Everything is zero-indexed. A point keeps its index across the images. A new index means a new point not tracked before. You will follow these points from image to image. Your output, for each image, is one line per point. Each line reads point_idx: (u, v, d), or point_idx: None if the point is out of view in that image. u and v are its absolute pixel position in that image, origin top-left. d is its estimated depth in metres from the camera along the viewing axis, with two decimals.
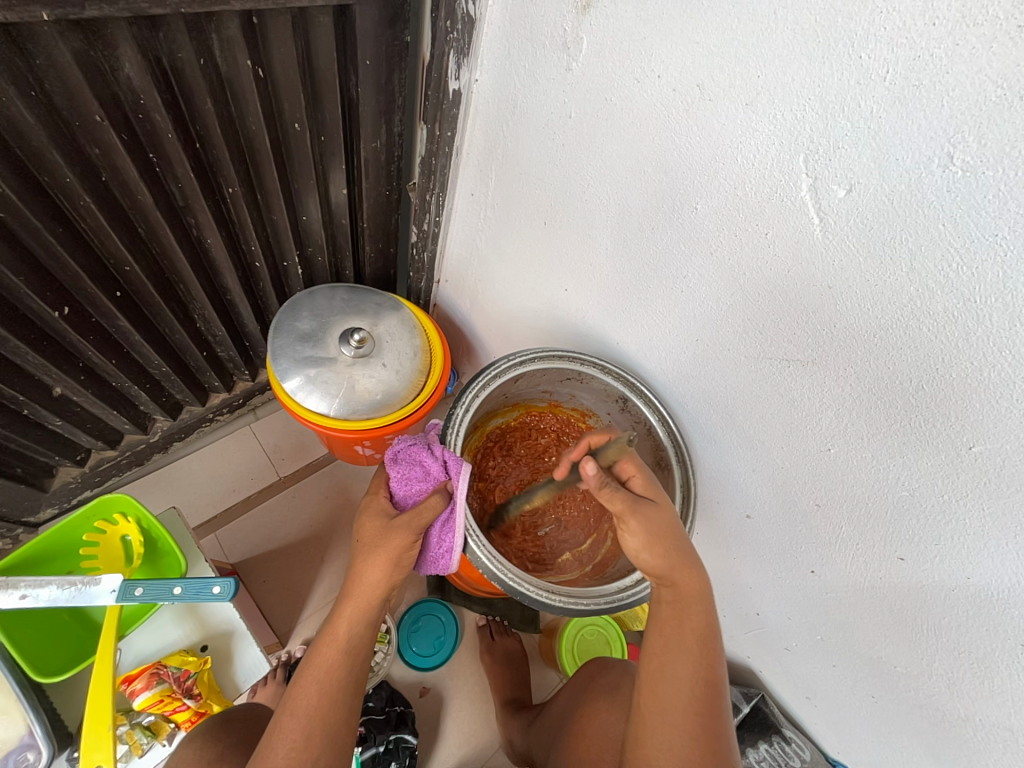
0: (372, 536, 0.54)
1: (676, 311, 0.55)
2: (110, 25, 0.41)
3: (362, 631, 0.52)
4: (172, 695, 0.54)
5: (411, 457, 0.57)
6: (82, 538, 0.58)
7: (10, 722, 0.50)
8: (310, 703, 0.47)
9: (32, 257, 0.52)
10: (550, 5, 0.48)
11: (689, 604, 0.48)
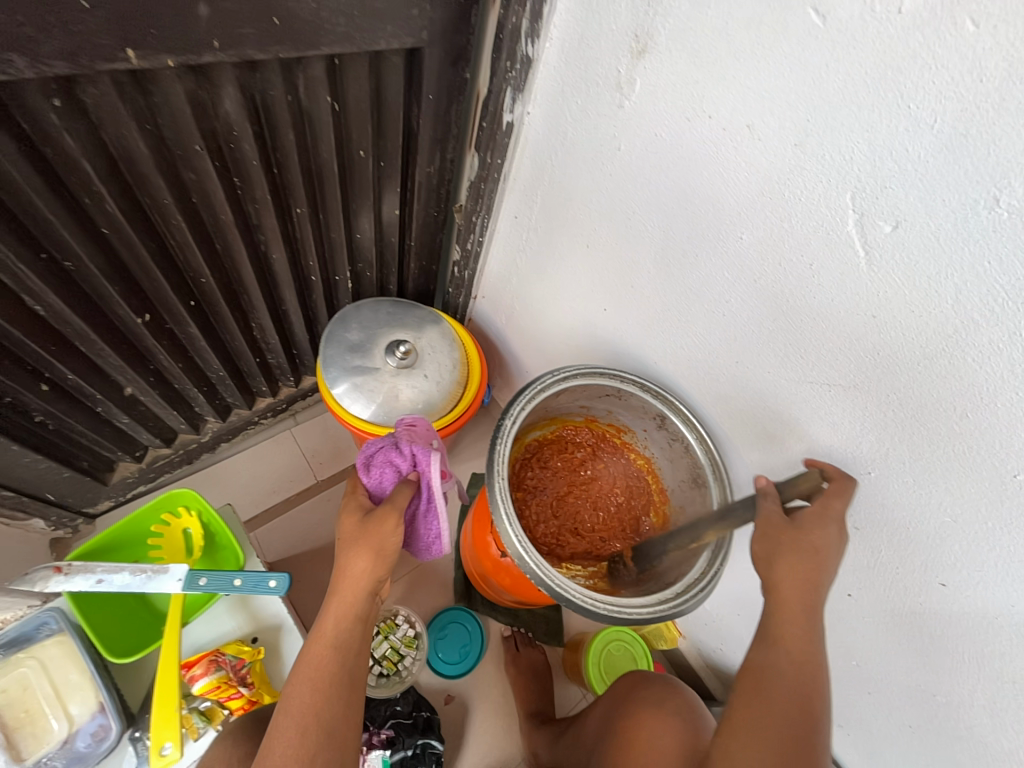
0: (351, 533, 0.58)
1: (716, 333, 0.58)
2: (218, 68, 0.46)
3: (351, 627, 0.55)
4: (228, 682, 0.57)
5: (380, 458, 0.64)
6: (149, 529, 0.63)
7: (83, 699, 0.55)
8: (305, 699, 0.50)
9: (125, 269, 0.57)
10: (606, 49, 0.52)
11: (790, 626, 0.47)
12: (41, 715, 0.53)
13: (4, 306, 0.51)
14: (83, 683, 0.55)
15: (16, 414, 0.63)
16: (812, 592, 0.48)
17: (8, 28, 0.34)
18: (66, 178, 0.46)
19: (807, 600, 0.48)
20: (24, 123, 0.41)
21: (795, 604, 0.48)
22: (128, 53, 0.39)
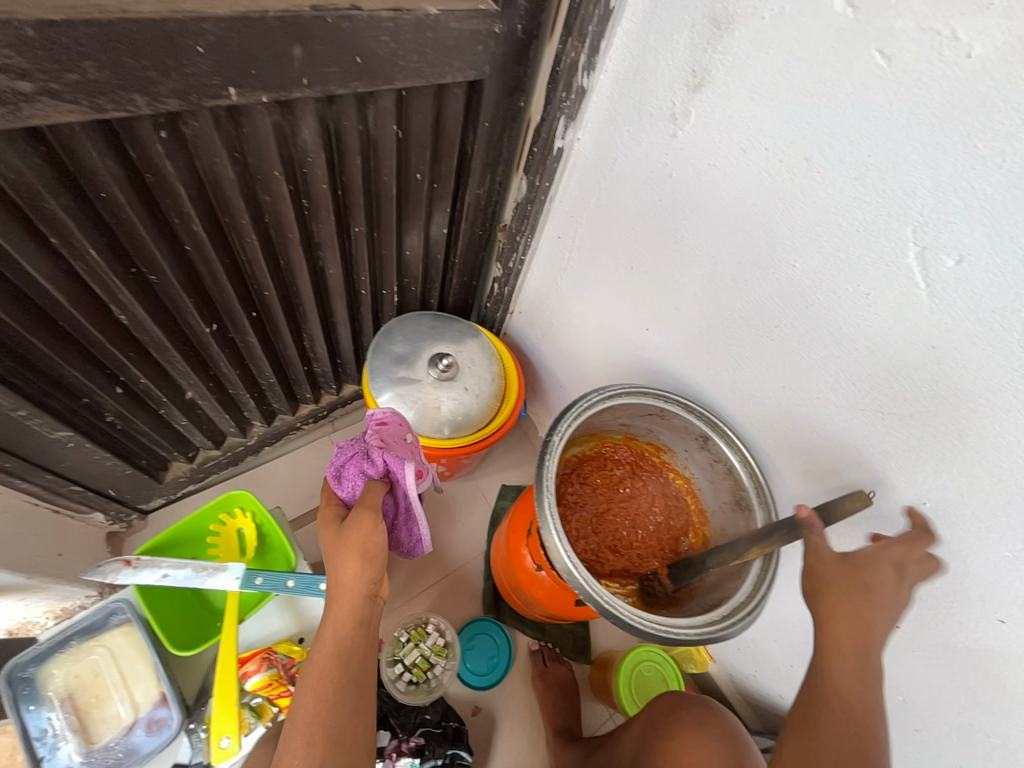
0: (337, 542, 0.60)
1: (764, 356, 0.58)
2: (302, 101, 0.50)
3: (350, 634, 0.56)
4: (280, 679, 0.59)
5: (351, 468, 0.67)
6: (206, 529, 0.66)
7: (146, 690, 0.67)
8: (310, 706, 0.52)
9: (200, 282, 0.61)
10: (661, 82, 0.54)
11: (843, 676, 0.47)
12: (111, 700, 0.66)
13: (95, 316, 0.55)
14: (145, 671, 0.67)
15: (92, 414, 0.67)
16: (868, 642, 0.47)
17: (135, 72, 0.37)
18: (162, 200, 0.50)
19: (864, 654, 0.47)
20: (132, 152, 0.44)
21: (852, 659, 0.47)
22: (230, 91, 0.43)
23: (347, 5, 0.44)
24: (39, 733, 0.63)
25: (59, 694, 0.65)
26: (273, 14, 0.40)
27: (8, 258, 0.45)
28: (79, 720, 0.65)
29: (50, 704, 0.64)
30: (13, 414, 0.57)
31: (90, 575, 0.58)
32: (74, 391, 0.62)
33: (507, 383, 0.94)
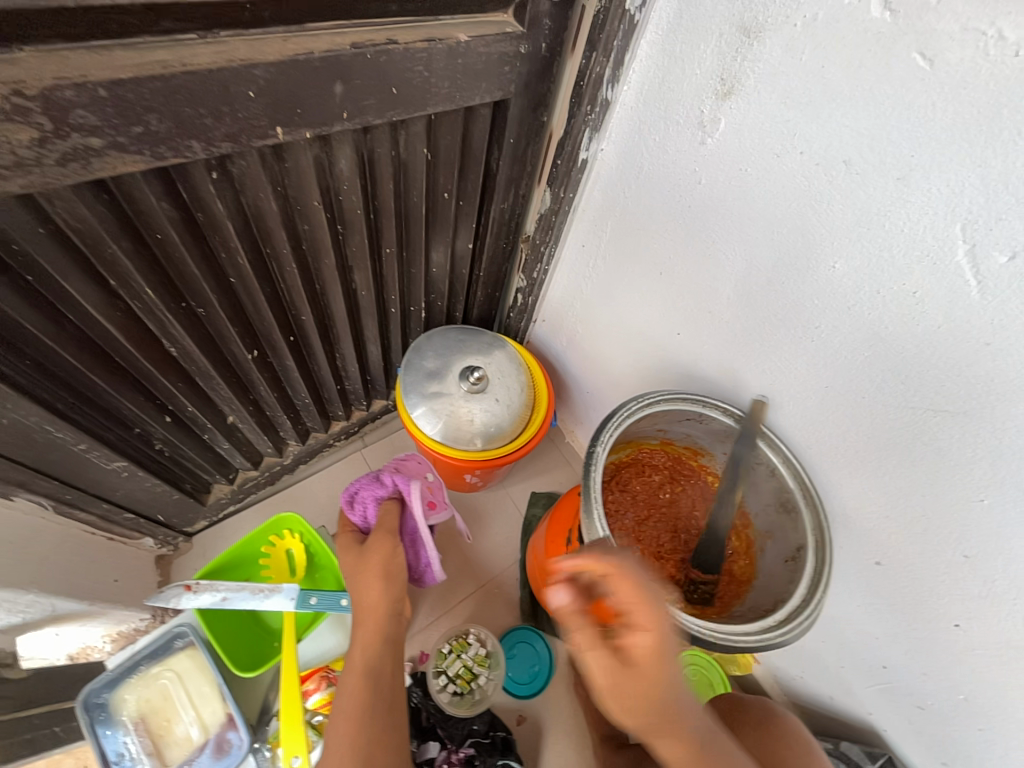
0: (358, 566, 0.63)
1: (803, 357, 0.58)
2: (340, 134, 0.51)
3: (377, 654, 0.58)
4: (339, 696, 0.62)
5: (362, 493, 0.67)
6: (258, 551, 0.68)
7: (214, 711, 0.70)
8: (342, 730, 0.53)
9: (243, 310, 0.63)
10: (688, 90, 0.55)
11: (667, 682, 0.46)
12: (182, 722, 0.69)
13: (148, 350, 0.57)
14: (212, 691, 0.71)
15: (143, 443, 0.69)
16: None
17: (193, 120, 0.39)
18: (211, 236, 0.52)
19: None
20: (185, 194, 0.46)
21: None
22: (277, 130, 0.45)
23: (384, 40, 0.45)
24: (118, 757, 0.66)
25: (133, 718, 0.68)
26: (318, 54, 0.42)
27: (73, 301, 0.47)
28: (153, 742, 0.68)
29: (125, 728, 0.68)
30: (75, 448, 0.59)
31: (153, 600, 0.60)
32: (127, 422, 0.64)
33: (536, 392, 0.95)
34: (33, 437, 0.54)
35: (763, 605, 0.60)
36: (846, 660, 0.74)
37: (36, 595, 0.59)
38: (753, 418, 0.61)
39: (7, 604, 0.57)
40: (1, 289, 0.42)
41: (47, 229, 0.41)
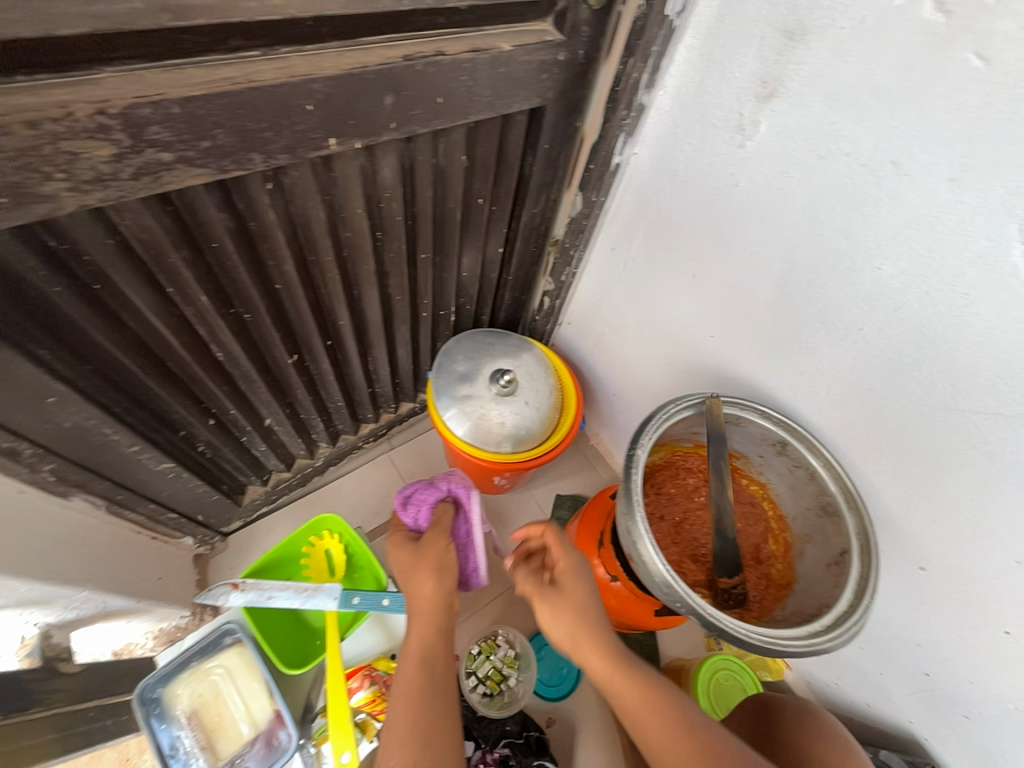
0: (411, 561, 0.64)
1: (845, 359, 0.58)
2: (385, 143, 0.53)
3: (432, 643, 0.58)
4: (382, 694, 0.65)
5: (419, 493, 0.71)
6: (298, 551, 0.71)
7: (262, 707, 0.71)
8: (401, 714, 0.53)
9: (285, 315, 0.64)
10: (727, 94, 0.55)
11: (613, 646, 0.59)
12: (232, 717, 0.71)
13: (198, 355, 0.59)
14: (259, 687, 0.72)
15: (187, 446, 0.71)
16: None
17: (255, 133, 0.41)
18: (261, 244, 0.53)
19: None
20: (240, 204, 0.48)
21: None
22: (330, 141, 0.46)
23: (433, 52, 0.46)
24: (173, 750, 0.68)
25: (186, 712, 0.70)
26: (372, 68, 0.43)
27: (134, 308, 0.49)
28: (205, 736, 0.69)
29: (179, 722, 0.69)
30: (128, 450, 0.61)
31: (203, 598, 0.62)
32: (174, 425, 0.66)
33: (564, 394, 0.95)
34: (92, 440, 0.56)
35: (807, 609, 0.59)
36: (885, 667, 0.73)
37: (91, 592, 0.61)
38: (712, 415, 0.63)
39: (65, 601, 0.59)
40: (71, 298, 0.44)
41: (115, 240, 0.43)
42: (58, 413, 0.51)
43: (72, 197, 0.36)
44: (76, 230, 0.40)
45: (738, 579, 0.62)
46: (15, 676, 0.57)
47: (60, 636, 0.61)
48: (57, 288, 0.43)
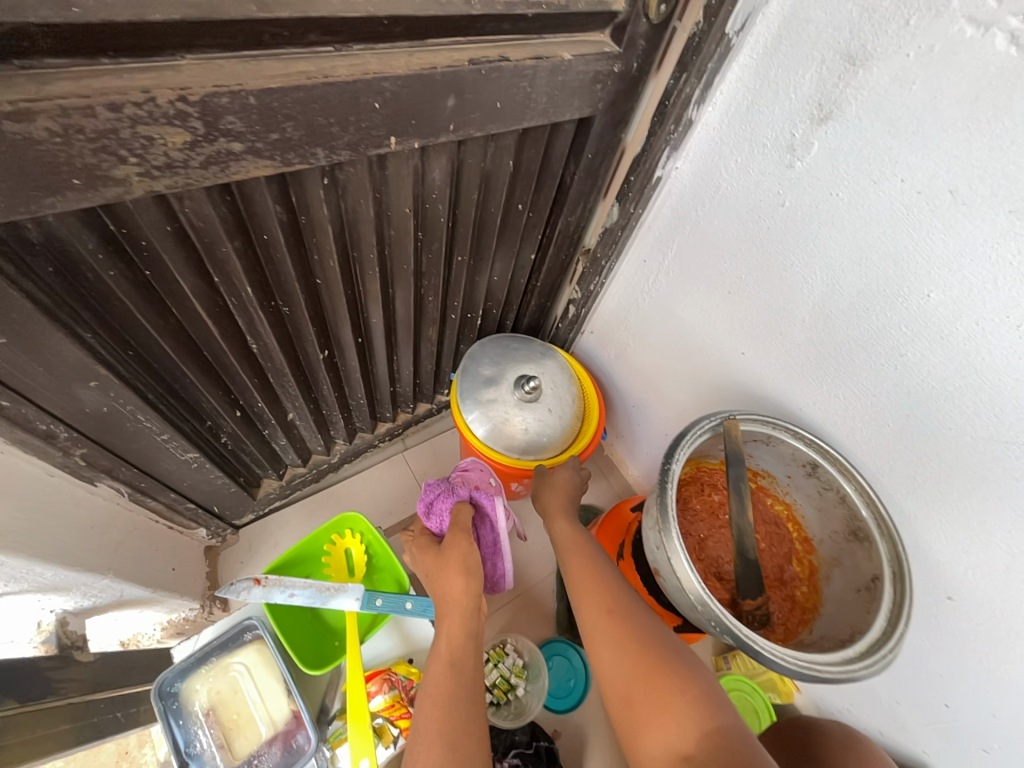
0: (439, 563, 0.66)
1: (882, 384, 0.58)
2: (439, 145, 0.53)
3: (462, 646, 0.58)
4: (401, 699, 0.65)
5: (440, 502, 0.72)
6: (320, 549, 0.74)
7: (281, 707, 0.70)
8: (429, 713, 0.52)
9: (321, 310, 0.64)
10: (779, 115, 0.54)
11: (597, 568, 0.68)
12: (250, 716, 0.69)
13: (235, 346, 0.58)
14: (278, 686, 0.71)
15: (211, 436, 0.70)
16: (619, 611, 0.61)
17: (323, 128, 0.41)
18: (308, 239, 0.53)
19: (633, 632, 0.58)
20: (294, 197, 0.48)
21: (615, 640, 0.58)
22: (390, 140, 0.46)
23: (497, 57, 0.46)
24: (189, 747, 0.67)
25: (204, 708, 0.69)
26: (440, 70, 0.43)
27: (181, 296, 0.49)
28: (222, 734, 0.68)
29: (196, 719, 0.68)
30: (157, 438, 0.61)
31: (225, 593, 0.64)
32: (202, 415, 0.65)
33: (585, 404, 0.95)
34: (124, 425, 0.56)
35: (839, 635, 0.59)
36: (902, 697, 0.72)
37: (109, 581, 0.61)
38: (729, 437, 0.62)
39: (83, 588, 0.59)
40: (123, 283, 0.44)
41: (173, 227, 0.43)
42: (96, 396, 0.51)
43: (141, 183, 0.36)
44: (138, 215, 0.40)
45: (762, 600, 0.61)
46: (31, 662, 0.56)
47: (75, 624, 0.62)
48: (111, 272, 0.43)
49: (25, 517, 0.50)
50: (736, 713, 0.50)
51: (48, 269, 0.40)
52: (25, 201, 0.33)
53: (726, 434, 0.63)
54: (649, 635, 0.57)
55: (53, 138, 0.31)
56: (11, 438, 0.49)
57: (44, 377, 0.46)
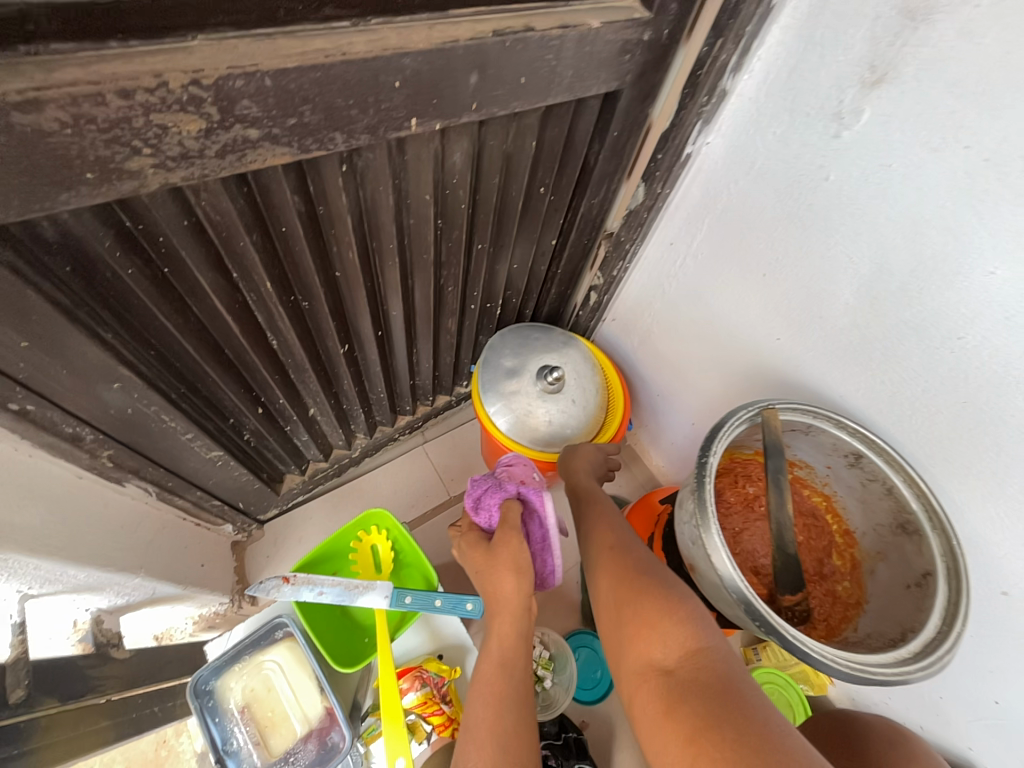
0: (488, 561, 0.64)
1: (936, 370, 0.54)
2: (460, 126, 0.50)
3: (514, 647, 0.59)
4: (434, 697, 0.66)
5: (489, 497, 0.70)
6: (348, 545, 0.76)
7: (314, 705, 0.70)
8: (481, 714, 0.54)
9: (340, 303, 0.62)
10: (825, 79, 0.50)
11: (611, 525, 0.66)
12: (285, 713, 0.70)
13: (255, 343, 0.57)
14: (311, 684, 0.72)
15: (234, 434, 0.70)
16: (624, 550, 0.60)
17: (342, 111, 0.39)
18: (326, 230, 0.51)
19: (633, 565, 0.57)
20: (312, 186, 0.46)
21: (615, 571, 0.58)
22: (411, 122, 0.44)
23: (523, 27, 0.43)
24: (226, 745, 0.68)
25: (239, 706, 0.70)
26: (463, 43, 0.40)
27: (200, 293, 0.47)
28: (258, 731, 0.69)
29: (232, 716, 0.69)
30: (182, 437, 0.60)
31: (253, 591, 0.68)
32: (225, 413, 0.65)
33: (609, 393, 0.92)
34: (150, 426, 0.55)
35: (887, 633, 0.57)
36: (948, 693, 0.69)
37: (142, 580, 0.62)
38: (768, 427, 0.59)
39: (117, 587, 0.60)
40: (142, 281, 0.43)
41: (190, 221, 0.41)
42: (120, 397, 0.50)
43: (156, 174, 0.35)
44: (154, 210, 0.38)
45: (802, 595, 0.58)
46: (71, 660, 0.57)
47: (109, 621, 0.63)
48: (130, 269, 0.41)
49: (57, 520, 0.50)
50: (723, 637, 0.48)
51: (67, 268, 0.39)
52: (39, 198, 0.32)
53: (762, 424, 0.60)
54: (648, 567, 0.56)
55: (63, 129, 0.29)
56: (39, 443, 0.48)
57: (69, 379, 0.45)
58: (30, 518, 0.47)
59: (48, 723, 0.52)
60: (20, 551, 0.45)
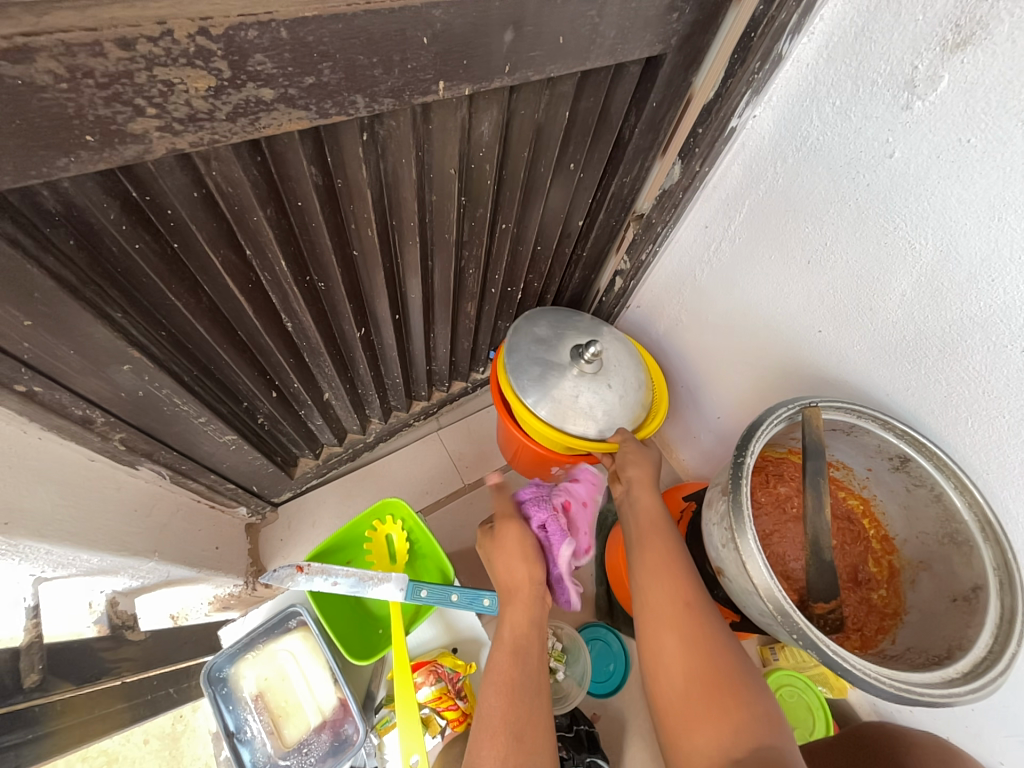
0: (498, 548, 0.66)
1: (1006, 368, 0.48)
2: (490, 92, 0.46)
3: (526, 635, 0.58)
4: (448, 692, 0.66)
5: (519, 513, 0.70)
6: (364, 533, 0.77)
7: (328, 697, 0.71)
8: (493, 700, 0.53)
9: (355, 283, 0.58)
10: (899, 42, 0.43)
11: (660, 548, 0.62)
12: (299, 704, 0.71)
13: (270, 324, 0.54)
14: (325, 674, 0.72)
15: (248, 418, 0.68)
16: (694, 608, 0.56)
17: (364, 70, 0.35)
18: (344, 206, 0.48)
19: (697, 626, 0.54)
20: (330, 156, 0.42)
21: (673, 624, 0.55)
22: (439, 85, 0.40)
23: None
24: (240, 733, 0.68)
25: (252, 695, 0.71)
26: None
27: (211, 271, 0.45)
28: (272, 721, 0.70)
29: (245, 705, 0.70)
30: (195, 421, 0.58)
31: (267, 579, 0.67)
32: (238, 396, 0.63)
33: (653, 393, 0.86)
34: (162, 408, 0.54)
35: (930, 650, 0.54)
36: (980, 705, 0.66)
37: (156, 562, 0.62)
38: (809, 425, 0.56)
39: (131, 570, 0.59)
40: (151, 259, 0.40)
41: (200, 192, 0.38)
42: (132, 379, 0.48)
43: (162, 139, 0.32)
44: (161, 179, 0.36)
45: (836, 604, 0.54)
46: (87, 642, 0.58)
47: (125, 604, 0.64)
48: (137, 244, 0.39)
49: (68, 503, 0.49)
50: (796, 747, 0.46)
51: (70, 241, 0.36)
52: (35, 163, 0.29)
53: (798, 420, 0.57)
54: (712, 634, 0.54)
55: (58, 83, 0.26)
56: (48, 424, 0.47)
57: (78, 361, 0.43)
58: (41, 501, 0.46)
59: (64, 708, 0.54)
60: (31, 536, 0.44)
